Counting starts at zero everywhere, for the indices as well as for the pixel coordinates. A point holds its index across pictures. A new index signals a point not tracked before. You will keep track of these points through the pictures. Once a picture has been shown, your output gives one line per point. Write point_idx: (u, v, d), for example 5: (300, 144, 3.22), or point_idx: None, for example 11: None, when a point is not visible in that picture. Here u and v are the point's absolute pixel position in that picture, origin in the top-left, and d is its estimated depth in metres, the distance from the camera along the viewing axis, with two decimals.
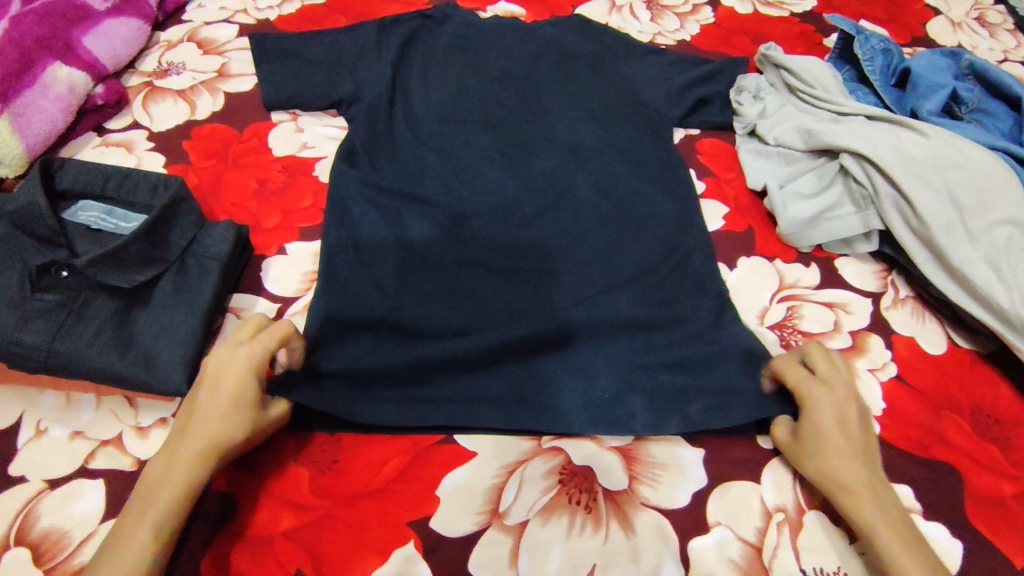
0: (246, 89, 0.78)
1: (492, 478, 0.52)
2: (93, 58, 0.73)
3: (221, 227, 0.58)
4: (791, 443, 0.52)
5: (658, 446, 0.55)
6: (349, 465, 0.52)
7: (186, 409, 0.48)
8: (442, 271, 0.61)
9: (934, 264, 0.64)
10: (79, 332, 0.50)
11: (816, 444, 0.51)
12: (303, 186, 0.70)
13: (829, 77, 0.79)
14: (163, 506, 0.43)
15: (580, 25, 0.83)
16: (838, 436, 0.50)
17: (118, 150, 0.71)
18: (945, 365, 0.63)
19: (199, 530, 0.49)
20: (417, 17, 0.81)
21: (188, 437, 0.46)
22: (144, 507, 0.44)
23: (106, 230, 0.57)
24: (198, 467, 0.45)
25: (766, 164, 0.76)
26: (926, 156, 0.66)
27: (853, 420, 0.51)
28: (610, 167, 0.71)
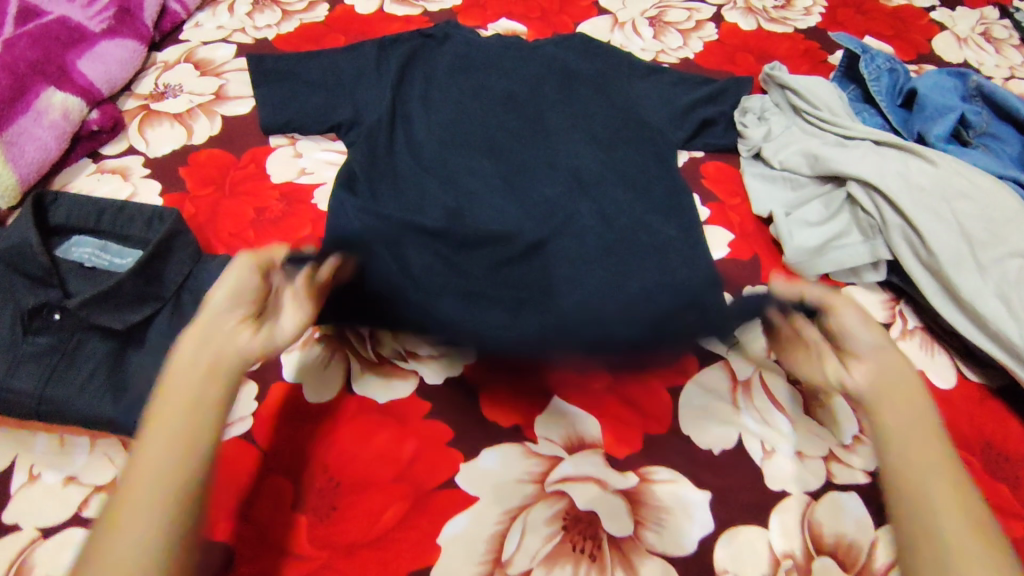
0: (244, 112, 0.77)
1: (494, 524, 0.51)
2: (89, 82, 0.72)
3: (218, 261, 0.57)
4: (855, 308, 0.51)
5: (664, 488, 0.54)
6: (347, 511, 0.51)
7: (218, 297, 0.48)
8: (444, 305, 0.61)
9: (944, 296, 0.62)
10: (72, 376, 0.49)
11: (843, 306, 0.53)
12: (302, 215, 0.68)
13: (835, 100, 0.78)
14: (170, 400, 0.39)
15: (582, 44, 0.82)
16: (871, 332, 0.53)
17: (113, 178, 0.70)
18: (954, 400, 0.62)
19: None
20: (417, 36, 0.80)
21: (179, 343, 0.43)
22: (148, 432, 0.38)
23: (99, 267, 0.57)
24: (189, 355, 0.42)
25: (771, 188, 0.74)
26: (935, 186, 0.64)
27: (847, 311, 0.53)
28: (613, 194, 0.69)
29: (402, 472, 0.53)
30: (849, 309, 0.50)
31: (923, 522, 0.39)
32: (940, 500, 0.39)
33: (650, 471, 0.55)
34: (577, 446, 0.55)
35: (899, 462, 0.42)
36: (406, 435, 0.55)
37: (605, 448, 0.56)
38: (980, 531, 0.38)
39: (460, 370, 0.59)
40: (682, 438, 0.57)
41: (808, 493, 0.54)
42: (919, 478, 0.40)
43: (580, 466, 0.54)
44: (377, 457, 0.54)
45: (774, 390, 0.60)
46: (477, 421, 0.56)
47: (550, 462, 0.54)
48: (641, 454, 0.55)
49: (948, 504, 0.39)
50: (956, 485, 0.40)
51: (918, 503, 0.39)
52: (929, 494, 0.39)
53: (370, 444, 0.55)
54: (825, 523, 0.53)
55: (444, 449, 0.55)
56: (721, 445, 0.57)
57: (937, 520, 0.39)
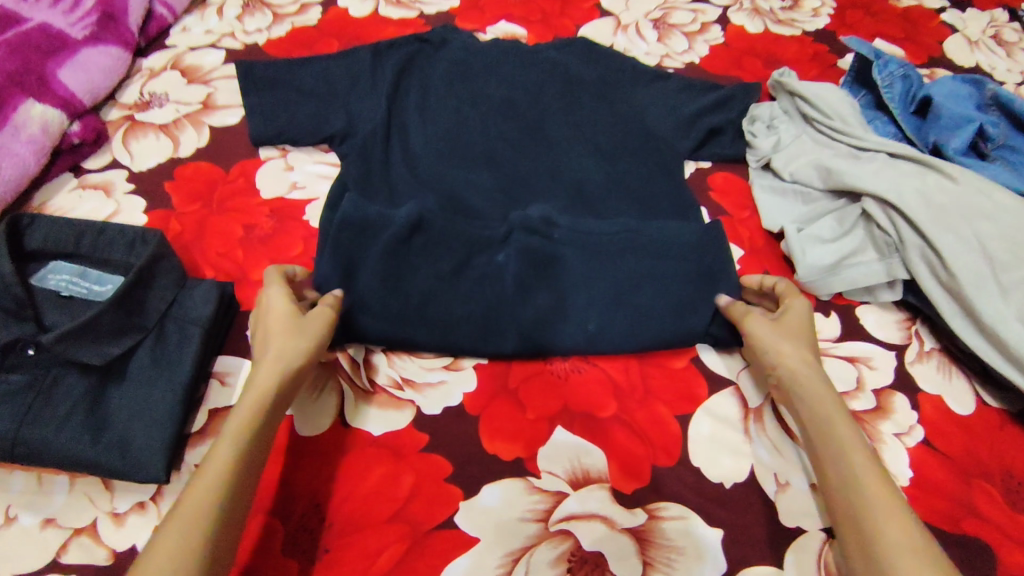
0: (233, 122, 0.73)
1: (496, 568, 0.49)
2: (70, 93, 0.70)
3: (204, 287, 0.54)
4: (770, 326, 0.56)
5: (674, 525, 0.52)
6: (341, 554, 0.49)
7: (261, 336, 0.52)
8: (442, 330, 0.58)
9: (964, 319, 0.60)
10: (48, 416, 0.47)
11: (792, 324, 0.56)
12: (293, 233, 0.65)
13: (847, 107, 0.74)
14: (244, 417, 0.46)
15: (585, 48, 0.79)
16: (815, 333, 0.57)
17: (96, 194, 0.67)
18: (974, 427, 0.59)
19: None
20: (414, 40, 0.76)
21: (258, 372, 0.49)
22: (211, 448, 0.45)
23: (77, 295, 0.55)
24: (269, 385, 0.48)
25: (781, 202, 0.71)
26: (954, 204, 0.62)
27: (801, 327, 0.56)
28: (616, 211, 0.67)
29: (398, 511, 0.51)
30: (762, 331, 0.56)
31: (859, 546, 0.44)
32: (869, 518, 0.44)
33: (659, 508, 0.52)
34: (582, 481, 0.53)
35: (841, 486, 0.47)
36: (402, 470, 0.53)
37: (612, 482, 0.53)
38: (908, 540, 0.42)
39: (460, 399, 0.57)
40: (693, 470, 0.54)
41: (824, 530, 0.52)
42: (855, 499, 0.45)
43: (586, 503, 0.52)
44: (372, 495, 0.52)
45: (785, 417, 0.57)
46: (477, 455, 0.54)
47: (553, 499, 0.52)
48: (650, 488, 0.53)
49: (885, 522, 0.43)
50: (882, 498, 0.45)
51: (856, 528, 0.45)
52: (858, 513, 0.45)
53: (366, 480, 0.52)
54: (841, 562, 0.51)
55: (443, 485, 0.52)
56: (733, 477, 0.54)
57: (871, 542, 0.43)
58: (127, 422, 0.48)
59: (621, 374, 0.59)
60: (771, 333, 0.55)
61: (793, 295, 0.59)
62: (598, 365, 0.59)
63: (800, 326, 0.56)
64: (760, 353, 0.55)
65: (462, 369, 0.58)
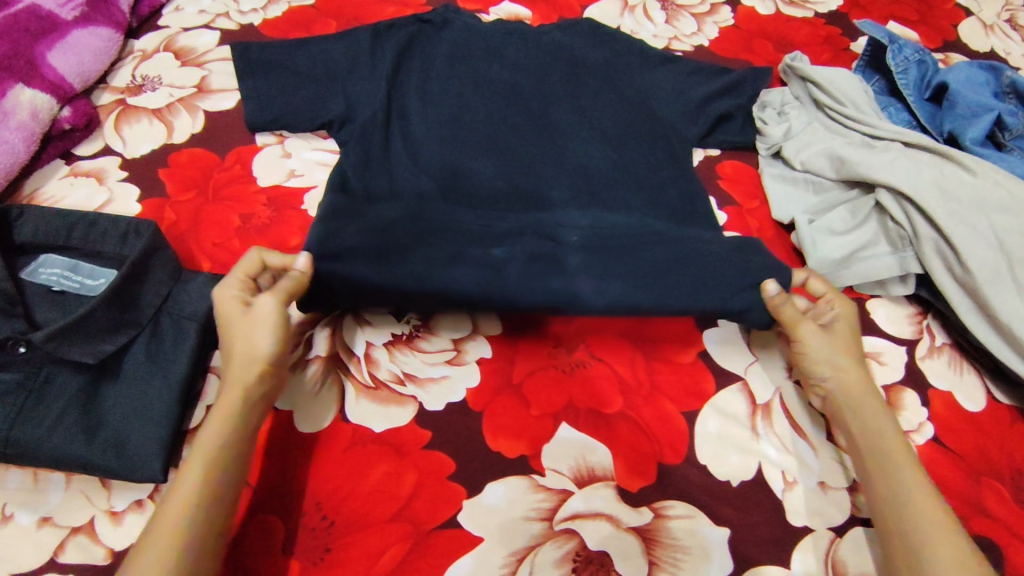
0: (229, 107, 0.71)
1: (500, 568, 0.48)
2: (59, 76, 0.67)
3: (200, 281, 0.54)
4: (820, 333, 0.55)
5: (680, 524, 0.51)
6: (343, 554, 0.49)
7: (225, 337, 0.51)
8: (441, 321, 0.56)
9: (977, 314, 0.59)
10: (41, 416, 0.47)
11: (843, 331, 0.56)
12: (292, 222, 0.64)
13: (860, 94, 0.72)
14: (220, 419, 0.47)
15: (589, 30, 0.76)
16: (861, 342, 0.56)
17: (88, 181, 0.65)
18: (984, 424, 0.58)
19: None
20: (413, 20, 0.73)
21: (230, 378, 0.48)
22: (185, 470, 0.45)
23: (69, 291, 0.53)
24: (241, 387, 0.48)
25: (792, 191, 0.70)
26: (971, 198, 0.60)
27: (853, 335, 0.56)
28: (624, 199, 0.65)
29: (400, 510, 0.50)
30: (815, 339, 0.55)
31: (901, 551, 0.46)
32: (912, 530, 0.46)
33: (665, 506, 0.52)
34: (587, 478, 0.52)
35: (887, 496, 0.48)
36: (404, 468, 0.52)
37: (618, 481, 0.52)
38: (954, 554, 0.44)
39: (463, 394, 0.56)
40: (698, 468, 0.53)
41: (832, 529, 0.51)
42: (904, 514, 0.47)
43: (590, 501, 0.51)
44: (374, 493, 0.51)
45: (796, 415, 0.57)
46: (480, 452, 0.53)
47: (557, 497, 0.51)
48: (656, 486, 0.52)
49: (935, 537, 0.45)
50: (926, 513, 0.46)
51: (902, 540, 0.46)
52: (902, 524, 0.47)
53: (366, 478, 0.51)
54: (849, 562, 0.50)
55: (445, 483, 0.51)
56: (739, 476, 0.53)
57: (920, 556, 0.45)
58: (122, 420, 0.48)
59: (627, 369, 0.58)
60: (823, 342, 0.55)
61: (840, 300, 0.57)
62: (604, 360, 0.58)
63: (849, 334, 0.56)
64: (810, 360, 0.55)
65: (465, 364, 0.57)
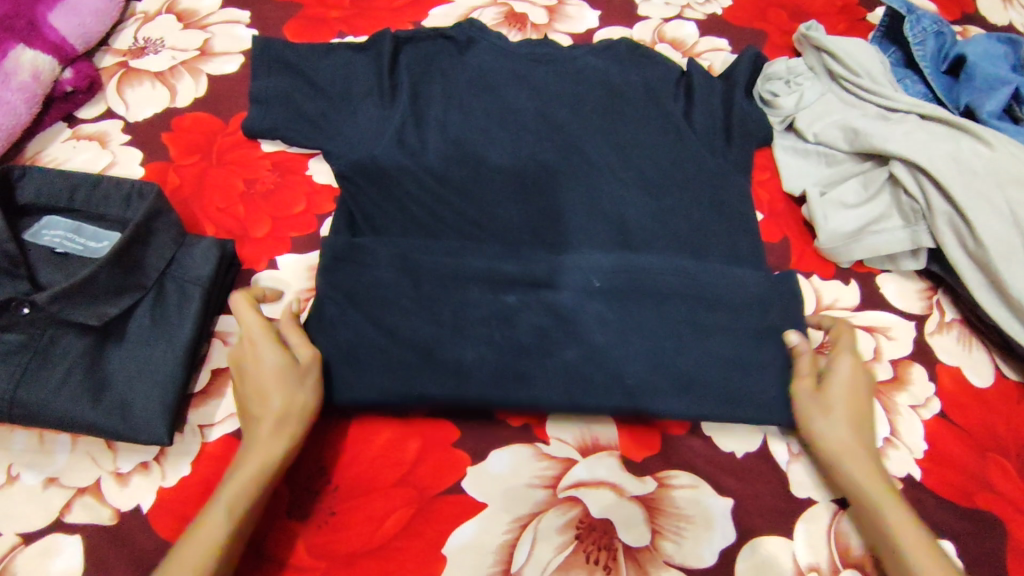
0: (232, 70, 0.70)
1: (503, 534, 0.49)
2: (61, 38, 0.66)
3: (204, 246, 0.54)
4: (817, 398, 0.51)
5: (684, 494, 0.51)
6: (346, 518, 0.49)
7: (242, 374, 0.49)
8: (447, 290, 0.54)
9: (989, 290, 0.58)
10: (46, 378, 0.47)
11: (840, 390, 0.51)
12: (295, 189, 0.63)
13: (877, 64, 0.70)
14: (260, 461, 0.45)
15: (625, 50, 0.68)
16: (866, 395, 0.52)
17: (91, 145, 0.65)
18: (992, 400, 0.58)
19: None
20: (435, 34, 0.66)
21: (258, 430, 0.47)
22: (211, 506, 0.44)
23: (73, 252, 0.53)
24: (278, 440, 0.46)
25: (803, 163, 0.68)
26: (989, 171, 0.59)
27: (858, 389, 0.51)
28: (639, 168, 0.61)
29: (405, 476, 0.51)
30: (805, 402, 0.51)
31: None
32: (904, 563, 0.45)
33: (669, 476, 0.52)
34: (592, 448, 0.52)
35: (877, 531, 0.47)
36: (408, 434, 0.52)
37: (622, 451, 0.53)
38: None
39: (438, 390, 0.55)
40: (702, 440, 0.53)
41: (836, 501, 0.52)
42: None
43: (594, 470, 0.52)
44: (378, 459, 0.51)
45: None
46: (485, 421, 0.53)
47: (562, 466, 0.52)
48: (661, 457, 0.52)
49: None
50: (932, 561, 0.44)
51: None
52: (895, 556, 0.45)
53: (371, 445, 0.52)
54: (853, 534, 0.50)
55: (450, 451, 0.52)
56: (744, 447, 0.53)
57: None
58: (126, 382, 0.48)
59: None
60: (842, 401, 0.50)
61: (846, 355, 0.53)
62: None
63: (849, 392, 0.51)
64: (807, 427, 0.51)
65: None
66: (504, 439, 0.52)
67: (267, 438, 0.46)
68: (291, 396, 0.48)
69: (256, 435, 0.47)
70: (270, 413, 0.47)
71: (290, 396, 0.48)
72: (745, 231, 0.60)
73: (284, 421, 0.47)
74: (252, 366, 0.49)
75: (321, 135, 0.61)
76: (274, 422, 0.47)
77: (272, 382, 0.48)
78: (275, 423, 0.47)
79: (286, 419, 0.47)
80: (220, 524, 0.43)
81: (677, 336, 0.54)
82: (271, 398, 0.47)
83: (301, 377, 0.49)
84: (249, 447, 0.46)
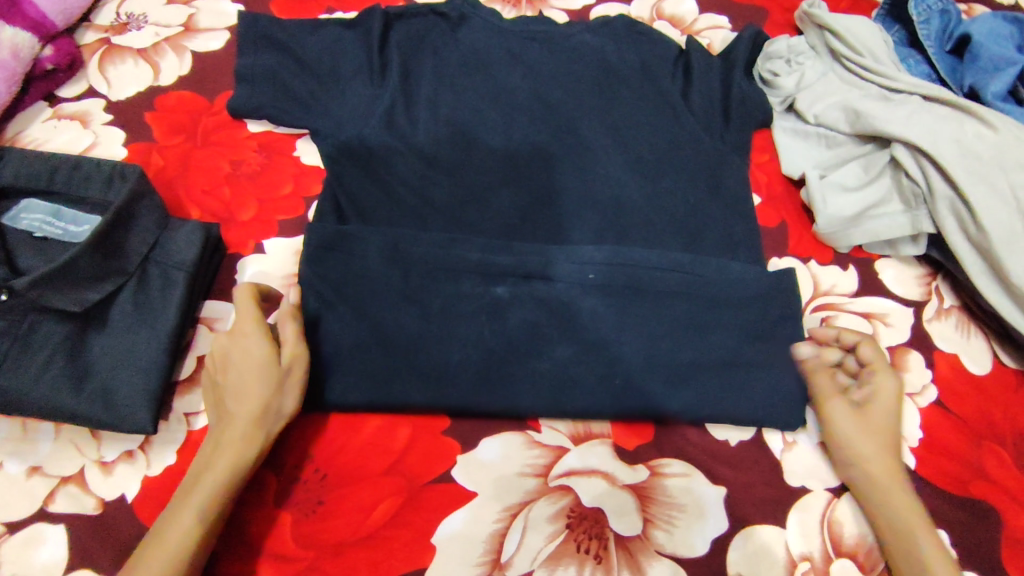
0: (218, 47, 0.68)
1: (493, 523, 0.48)
2: (41, 14, 0.64)
3: (187, 229, 0.52)
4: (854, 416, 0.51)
5: (676, 483, 0.51)
6: (335, 507, 0.49)
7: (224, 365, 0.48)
8: (438, 276, 0.53)
9: (989, 277, 0.57)
10: (26, 366, 0.46)
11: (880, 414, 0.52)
12: (282, 170, 0.61)
13: (879, 43, 0.68)
14: (232, 458, 0.45)
15: (623, 28, 0.66)
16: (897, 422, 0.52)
17: (72, 124, 0.63)
18: (989, 388, 0.57)
19: None
20: (426, 11, 0.64)
21: (231, 431, 0.46)
22: (180, 506, 0.44)
23: (52, 237, 0.52)
24: (250, 439, 0.46)
25: (803, 146, 0.66)
26: (993, 155, 0.58)
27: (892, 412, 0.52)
28: (636, 152, 0.60)
29: (394, 465, 0.50)
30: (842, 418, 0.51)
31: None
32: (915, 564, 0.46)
33: (661, 464, 0.51)
34: (584, 436, 0.52)
35: (892, 533, 0.48)
36: (398, 422, 0.52)
37: (614, 439, 0.52)
38: None
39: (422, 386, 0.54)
40: (695, 428, 0.53)
41: (828, 490, 0.51)
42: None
43: (586, 459, 0.51)
44: (367, 447, 0.51)
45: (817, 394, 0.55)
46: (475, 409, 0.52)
47: (554, 454, 0.51)
48: (654, 445, 0.52)
49: None
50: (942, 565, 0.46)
51: None
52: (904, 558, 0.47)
53: (359, 433, 0.51)
54: (845, 523, 0.50)
55: (440, 438, 0.51)
56: (738, 436, 0.53)
57: None
58: (109, 371, 0.48)
59: None
60: (879, 425, 0.51)
61: (885, 374, 0.53)
62: None
63: (887, 417, 0.52)
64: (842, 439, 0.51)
65: None
66: (495, 427, 0.52)
67: (241, 436, 0.45)
68: (269, 396, 0.46)
69: (228, 432, 0.46)
70: (248, 411, 0.46)
71: (270, 397, 0.47)
72: (742, 217, 0.59)
73: (258, 425, 0.46)
74: (234, 361, 0.48)
75: (309, 116, 0.59)
76: (250, 421, 0.46)
77: (249, 385, 0.46)
78: (251, 422, 0.46)
79: (262, 418, 0.46)
80: (192, 521, 0.43)
81: (671, 323, 0.53)
82: (249, 396, 0.46)
83: (282, 383, 0.47)
84: (222, 441, 0.46)
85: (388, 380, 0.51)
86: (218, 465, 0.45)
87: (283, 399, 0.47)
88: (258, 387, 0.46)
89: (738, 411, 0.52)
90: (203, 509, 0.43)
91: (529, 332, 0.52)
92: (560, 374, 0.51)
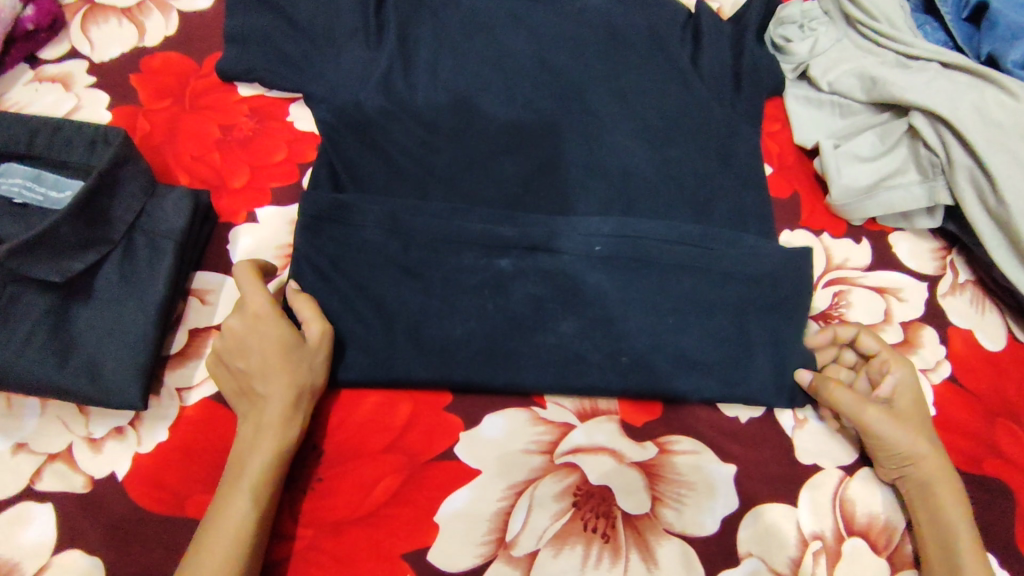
0: (205, 7, 0.65)
1: (498, 501, 0.47)
2: None
3: (176, 197, 0.50)
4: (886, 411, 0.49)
5: (685, 460, 0.49)
6: (335, 484, 0.47)
7: (242, 350, 0.46)
8: (439, 246, 0.51)
9: (1007, 251, 0.55)
10: (7, 338, 0.44)
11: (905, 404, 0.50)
12: (274, 136, 0.59)
13: (897, 9, 0.64)
14: (275, 441, 0.44)
15: None
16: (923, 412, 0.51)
17: (54, 87, 0.60)
18: (1004, 363, 0.56)
19: (152, 555, 0.44)
20: None
21: (268, 412, 0.44)
22: (226, 495, 0.42)
23: (34, 204, 0.49)
24: (289, 420, 0.44)
25: (817, 115, 0.64)
26: (1014, 125, 0.56)
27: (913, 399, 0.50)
28: (645, 120, 0.58)
29: (395, 442, 0.48)
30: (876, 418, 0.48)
31: (943, 552, 0.46)
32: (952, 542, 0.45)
33: (670, 441, 0.50)
34: (590, 413, 0.50)
35: (930, 519, 0.47)
36: (399, 398, 0.50)
37: (622, 416, 0.51)
38: None
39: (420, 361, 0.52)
40: (704, 404, 0.51)
41: (841, 468, 0.50)
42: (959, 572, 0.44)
43: (593, 436, 0.50)
44: (367, 424, 0.49)
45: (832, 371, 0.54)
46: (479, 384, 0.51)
47: (559, 431, 0.50)
48: (662, 422, 0.51)
49: None
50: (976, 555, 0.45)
51: None
52: (943, 535, 0.46)
53: (359, 409, 0.50)
54: (857, 500, 0.49)
55: (442, 414, 0.49)
56: (748, 413, 0.52)
57: None
58: (96, 344, 0.46)
59: None
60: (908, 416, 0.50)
61: (895, 358, 0.51)
62: None
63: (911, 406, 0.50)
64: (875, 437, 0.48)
65: None
66: (499, 402, 0.50)
67: (280, 418, 0.44)
68: (300, 376, 0.45)
69: (265, 416, 0.44)
70: (283, 392, 0.44)
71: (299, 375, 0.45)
72: (754, 188, 0.57)
73: (295, 405, 0.45)
74: (255, 344, 0.45)
75: (301, 78, 0.57)
76: (286, 402, 0.44)
77: (277, 366, 0.45)
78: (289, 403, 0.44)
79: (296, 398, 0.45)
80: (246, 509, 0.41)
81: (680, 297, 0.51)
82: (281, 378, 0.45)
83: (309, 358, 0.46)
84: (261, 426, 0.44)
85: (389, 354, 0.49)
86: (262, 450, 0.43)
87: (314, 375, 0.46)
88: (288, 368, 0.45)
89: (748, 387, 0.50)
90: (254, 495, 0.42)
91: (534, 305, 0.50)
92: (566, 349, 0.50)
